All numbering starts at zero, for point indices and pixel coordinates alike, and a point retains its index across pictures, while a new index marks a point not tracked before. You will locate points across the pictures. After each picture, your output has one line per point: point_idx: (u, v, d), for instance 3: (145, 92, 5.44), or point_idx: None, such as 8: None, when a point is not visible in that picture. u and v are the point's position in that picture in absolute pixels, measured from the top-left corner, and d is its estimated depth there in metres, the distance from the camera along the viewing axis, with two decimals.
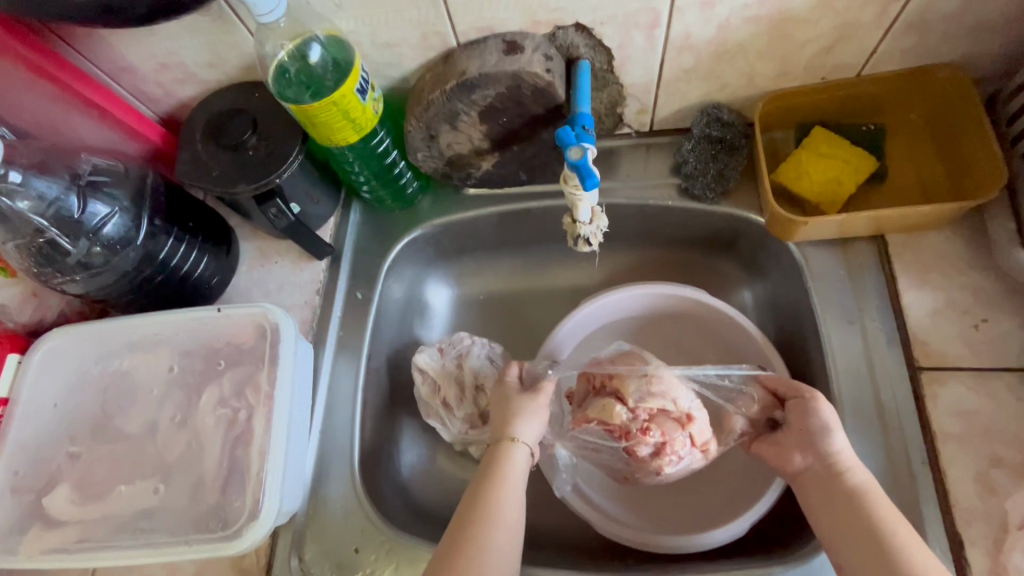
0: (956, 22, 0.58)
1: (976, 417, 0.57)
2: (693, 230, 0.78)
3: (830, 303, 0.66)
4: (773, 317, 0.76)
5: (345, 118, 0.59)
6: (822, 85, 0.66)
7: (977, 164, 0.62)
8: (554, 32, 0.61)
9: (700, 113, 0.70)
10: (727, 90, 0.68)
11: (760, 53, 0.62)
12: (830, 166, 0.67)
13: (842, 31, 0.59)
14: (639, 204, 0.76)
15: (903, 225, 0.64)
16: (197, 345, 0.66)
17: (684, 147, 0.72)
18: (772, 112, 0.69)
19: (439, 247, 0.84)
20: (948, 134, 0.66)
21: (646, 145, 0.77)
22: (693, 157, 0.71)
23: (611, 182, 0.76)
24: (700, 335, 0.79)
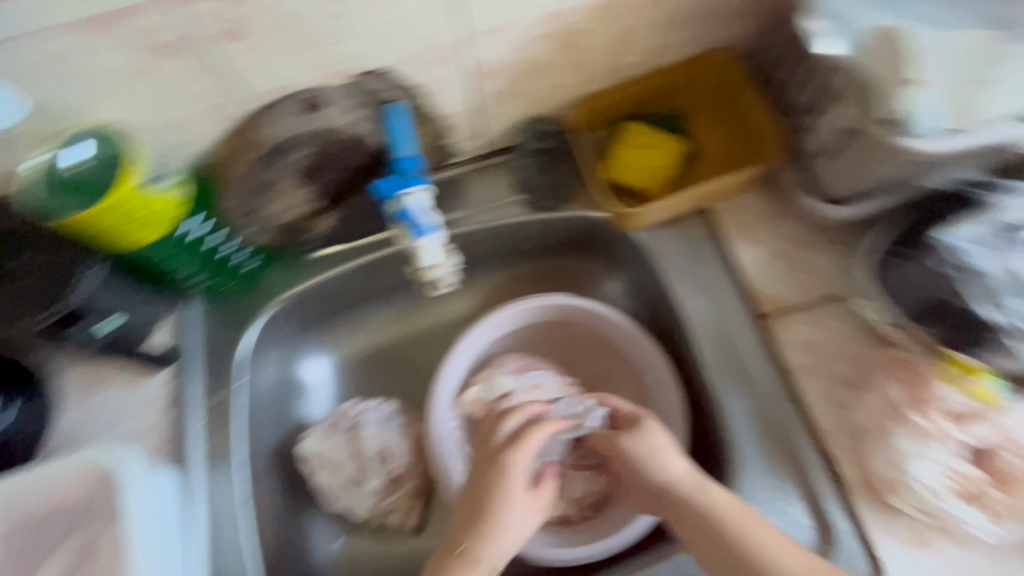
0: (713, 11, 0.64)
1: (820, 347, 0.64)
2: (550, 239, 0.80)
3: (681, 276, 0.71)
4: (640, 299, 0.80)
5: (132, 220, 0.52)
6: (616, 86, 0.71)
7: (762, 131, 0.68)
8: (354, 82, 0.59)
9: (524, 129, 0.73)
10: (540, 102, 0.70)
11: (558, 66, 0.65)
12: (645, 155, 0.72)
13: (624, 34, 0.63)
14: (490, 226, 0.76)
15: (718, 194, 0.70)
16: (22, 520, 0.56)
17: (520, 163, 0.75)
18: (586, 116, 0.73)
19: (298, 319, 0.77)
20: (735, 108, 0.72)
21: (485, 166, 0.77)
22: (529, 172, 0.74)
23: (461, 212, 0.75)
24: (580, 340, 0.82)
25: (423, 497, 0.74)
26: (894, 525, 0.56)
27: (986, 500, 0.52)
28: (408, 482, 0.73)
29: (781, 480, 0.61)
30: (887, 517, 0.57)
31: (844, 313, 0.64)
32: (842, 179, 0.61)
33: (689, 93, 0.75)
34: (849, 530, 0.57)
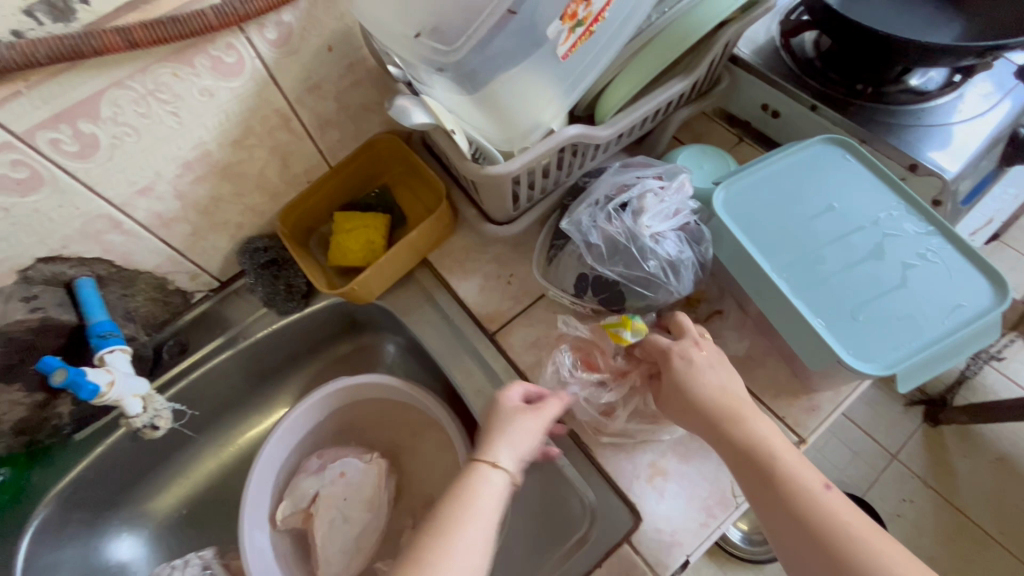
0: (351, 109, 0.75)
1: (540, 341, 0.73)
2: (318, 333, 0.88)
3: (423, 325, 0.81)
4: (414, 355, 0.87)
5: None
6: (309, 187, 0.80)
7: (437, 183, 0.80)
8: (25, 275, 0.63)
9: (240, 251, 0.79)
10: (246, 224, 0.78)
11: (235, 195, 0.73)
12: (356, 234, 0.80)
13: (279, 152, 0.73)
14: (249, 343, 0.82)
15: (427, 245, 0.79)
16: None
17: (249, 282, 0.80)
18: (296, 222, 0.81)
19: (97, 495, 0.78)
20: (418, 171, 0.84)
21: (227, 294, 0.83)
22: (260, 286, 0.80)
23: (223, 337, 0.82)
24: (378, 411, 0.87)
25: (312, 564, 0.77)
26: (634, 467, 0.64)
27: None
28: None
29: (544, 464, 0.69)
30: (628, 465, 0.64)
31: (551, 305, 0.75)
32: (495, 206, 0.73)
33: (380, 173, 0.85)
34: (604, 488, 0.64)
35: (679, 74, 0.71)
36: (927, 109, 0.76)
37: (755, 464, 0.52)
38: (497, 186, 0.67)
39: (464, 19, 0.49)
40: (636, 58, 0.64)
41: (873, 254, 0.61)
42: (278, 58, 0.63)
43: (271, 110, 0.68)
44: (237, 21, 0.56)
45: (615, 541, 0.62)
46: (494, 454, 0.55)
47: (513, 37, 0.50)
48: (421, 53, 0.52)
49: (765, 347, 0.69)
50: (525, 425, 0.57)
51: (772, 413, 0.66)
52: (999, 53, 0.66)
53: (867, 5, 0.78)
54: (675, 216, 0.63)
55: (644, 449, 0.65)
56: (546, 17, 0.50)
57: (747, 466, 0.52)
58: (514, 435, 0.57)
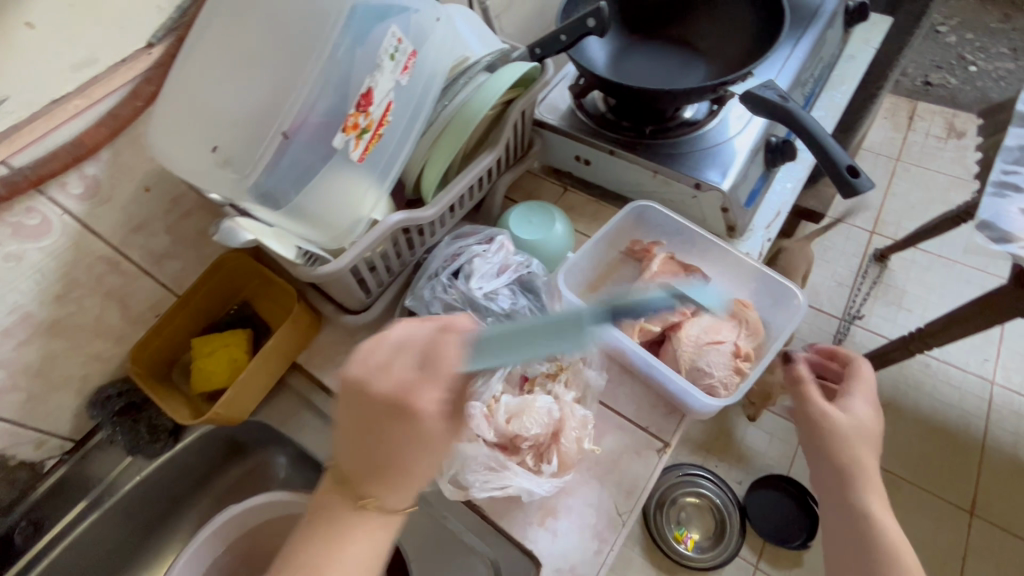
0: (188, 239, 0.77)
1: None
2: (201, 466, 0.84)
3: (304, 429, 0.80)
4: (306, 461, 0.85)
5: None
6: (156, 322, 0.78)
7: (289, 289, 0.81)
8: None
9: (88, 405, 0.75)
10: (92, 376, 0.75)
11: (72, 350, 0.71)
12: (217, 357, 0.79)
13: (114, 295, 0.72)
14: (116, 497, 0.77)
15: (291, 351, 0.80)
16: None
17: (105, 434, 0.77)
18: (150, 361, 0.78)
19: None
20: (270, 281, 0.84)
21: (83, 454, 0.77)
22: (118, 434, 0.77)
23: (88, 495, 0.77)
24: (277, 525, 0.83)
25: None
26: (523, 516, 0.66)
27: (543, 461, 0.66)
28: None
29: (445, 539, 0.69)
30: (520, 516, 0.66)
31: None
32: (350, 299, 0.77)
33: (236, 290, 0.85)
34: (501, 543, 0.66)
35: (485, 150, 0.80)
36: (701, 136, 0.90)
37: (869, 526, 0.66)
38: (341, 281, 0.71)
39: (252, 147, 0.56)
40: (436, 146, 0.72)
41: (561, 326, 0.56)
42: (89, 211, 0.64)
43: (94, 259, 0.68)
44: (29, 185, 0.58)
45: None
46: (374, 494, 0.49)
47: (300, 153, 0.58)
48: (223, 181, 0.58)
49: (616, 368, 0.77)
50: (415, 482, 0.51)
51: (636, 425, 0.72)
52: (727, 87, 0.82)
53: (629, 66, 0.93)
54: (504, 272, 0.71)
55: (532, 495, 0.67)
56: (328, 131, 0.58)
57: (849, 503, 0.68)
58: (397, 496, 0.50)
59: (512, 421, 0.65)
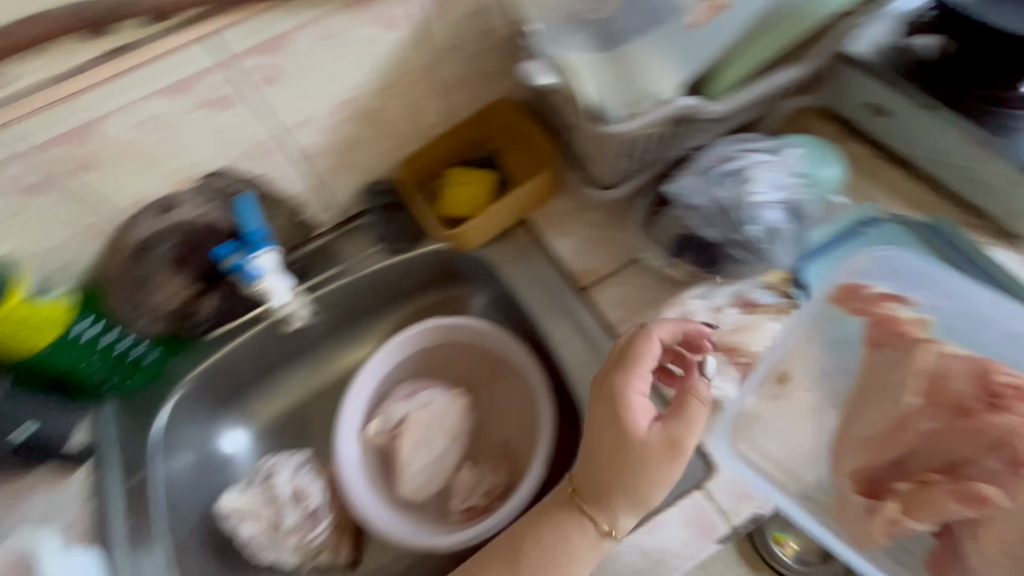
0: (461, 78, 0.75)
1: (627, 299, 0.70)
2: (415, 275, 0.85)
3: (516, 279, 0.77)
4: (499, 307, 0.84)
5: (26, 325, 0.58)
6: (422, 143, 0.80)
7: (541, 146, 0.78)
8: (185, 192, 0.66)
9: (357, 197, 0.81)
10: (348, 186, 0.79)
11: (324, 161, 0.73)
12: (465, 188, 0.80)
13: (384, 118, 0.73)
14: (352, 279, 0.81)
15: (526, 205, 0.77)
16: None
17: (361, 222, 0.82)
18: (402, 175, 0.81)
19: (209, 398, 0.79)
20: (523, 135, 0.81)
21: (348, 230, 0.84)
22: (371, 227, 0.82)
23: (337, 287, 0.81)
24: (477, 353, 0.83)
25: (348, 532, 0.74)
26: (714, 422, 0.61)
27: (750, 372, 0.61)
28: (330, 515, 0.73)
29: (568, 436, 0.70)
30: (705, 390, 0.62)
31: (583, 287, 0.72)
32: (569, 139, 0.73)
33: (492, 141, 0.83)
34: None
35: (787, 64, 0.64)
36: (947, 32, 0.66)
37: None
38: (598, 145, 0.67)
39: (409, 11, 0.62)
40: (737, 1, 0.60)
41: (764, 235, 0.61)
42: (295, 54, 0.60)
43: (360, 131, 0.72)
44: (242, 31, 0.56)
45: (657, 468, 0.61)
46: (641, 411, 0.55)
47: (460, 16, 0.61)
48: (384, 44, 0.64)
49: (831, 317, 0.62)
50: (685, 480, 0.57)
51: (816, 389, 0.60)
52: None
53: None
54: (784, 186, 0.63)
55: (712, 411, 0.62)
56: None
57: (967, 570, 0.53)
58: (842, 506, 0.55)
59: (737, 333, 0.62)
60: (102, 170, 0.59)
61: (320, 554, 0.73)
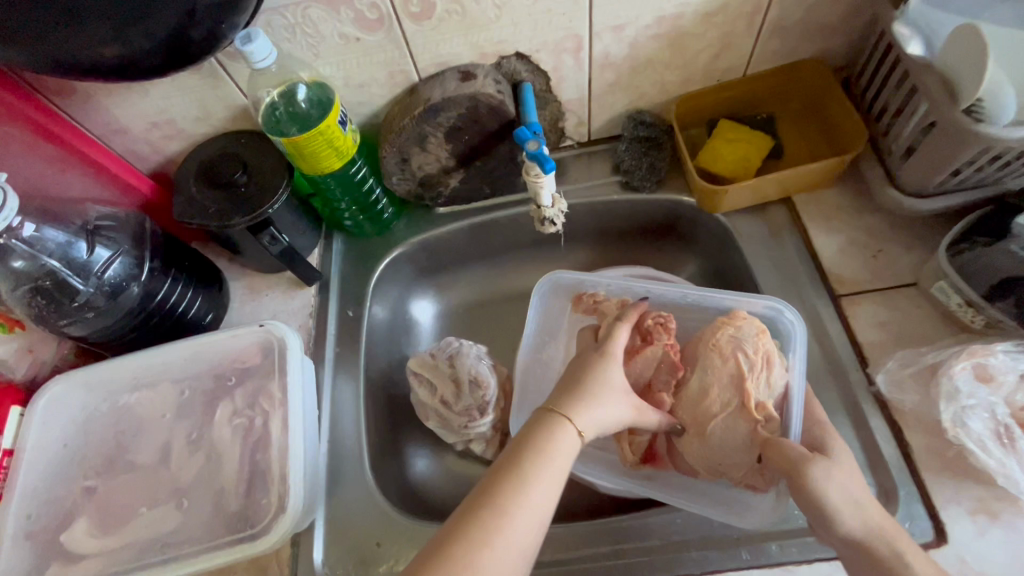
0: (812, 24, 0.66)
1: (890, 325, 0.62)
2: (643, 220, 0.81)
3: (762, 260, 0.70)
4: (720, 284, 0.79)
5: (330, 147, 0.62)
6: (718, 85, 0.73)
7: (847, 126, 0.69)
8: (499, 62, 0.66)
9: (626, 119, 0.76)
10: (614, 106, 0.75)
11: (633, 71, 0.70)
12: (738, 147, 0.73)
13: (725, 40, 0.67)
14: (588, 201, 0.79)
15: (803, 184, 0.70)
16: (202, 371, 0.63)
17: (619, 148, 0.77)
18: (683, 112, 0.75)
19: (419, 266, 0.83)
20: (823, 111, 0.73)
21: (590, 153, 0.81)
22: (627, 155, 0.76)
23: (567, 203, 0.80)
24: None
25: (504, 432, 0.77)
26: (960, 491, 0.53)
27: None
28: (493, 411, 0.74)
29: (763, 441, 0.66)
30: (957, 455, 0.54)
31: (845, 293, 0.65)
32: (902, 131, 0.62)
33: (776, 102, 0.76)
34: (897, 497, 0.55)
35: None
36: None
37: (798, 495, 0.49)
38: (952, 145, 0.55)
39: None
40: None
41: (676, 304, 0.67)
42: None
43: (658, 53, 0.68)
44: None
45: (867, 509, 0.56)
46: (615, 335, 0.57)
47: None
48: None
49: None
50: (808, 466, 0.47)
51: None
52: None
53: None
54: None
55: (975, 482, 0.53)
56: None
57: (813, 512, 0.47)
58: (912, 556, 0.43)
59: None
60: (432, 24, 0.60)
61: (471, 442, 0.75)
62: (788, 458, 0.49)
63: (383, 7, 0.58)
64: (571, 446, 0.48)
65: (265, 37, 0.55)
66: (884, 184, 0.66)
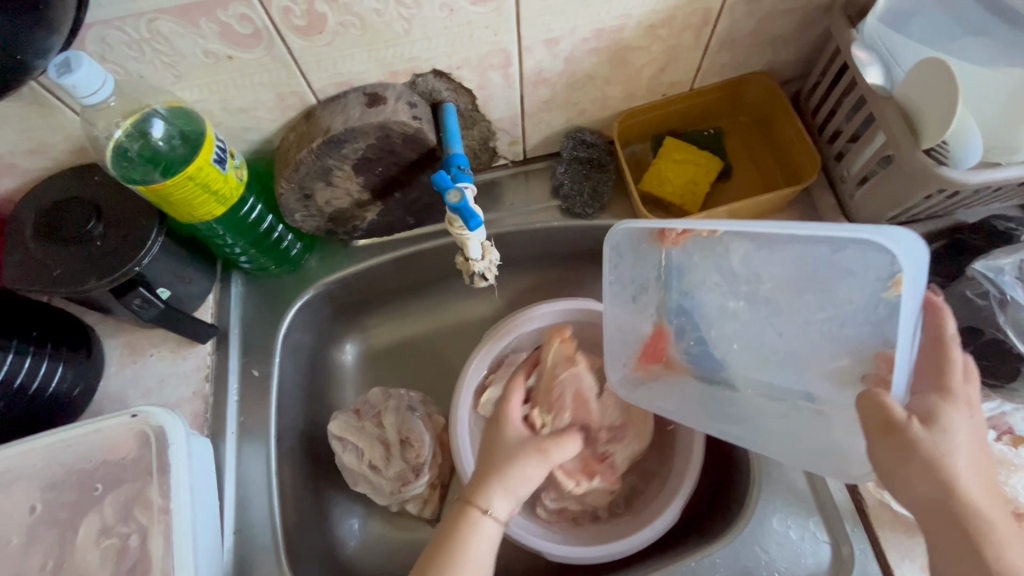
0: (761, 37, 0.60)
1: None
2: (587, 246, 0.73)
3: None
4: None
5: (206, 192, 0.50)
6: (661, 101, 0.66)
7: (797, 148, 0.64)
8: (414, 81, 0.56)
9: (565, 137, 0.68)
10: (551, 123, 0.66)
11: (569, 87, 0.61)
12: (686, 169, 0.66)
13: (671, 53, 0.60)
14: (528, 229, 0.70)
15: (755, 212, 0.64)
16: (65, 472, 0.51)
17: (558, 170, 0.68)
18: (627, 129, 0.68)
19: (338, 306, 0.73)
20: (772, 129, 0.68)
21: (525, 172, 0.72)
22: (567, 179, 0.68)
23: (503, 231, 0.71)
24: None
25: (442, 487, 0.70)
26: (914, 547, 0.52)
27: None
28: (430, 471, 0.67)
29: (718, 491, 0.62)
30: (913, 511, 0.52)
31: None
32: (855, 159, 0.57)
33: (724, 116, 0.70)
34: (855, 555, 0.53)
35: None
36: None
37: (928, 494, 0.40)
38: (907, 182, 0.51)
39: None
40: None
41: (753, 248, 0.49)
42: None
43: (598, 68, 0.59)
44: None
45: (823, 568, 0.53)
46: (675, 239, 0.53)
47: None
48: None
49: None
50: (938, 417, 0.40)
51: None
52: None
53: None
54: None
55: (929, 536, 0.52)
56: None
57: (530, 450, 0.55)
58: (1002, 530, 0.38)
59: None
60: (325, 39, 0.49)
61: (406, 504, 0.67)
62: (886, 418, 0.40)
63: (257, 19, 0.46)
64: (485, 535, 0.48)
65: (96, 63, 0.43)
66: (835, 215, 0.62)
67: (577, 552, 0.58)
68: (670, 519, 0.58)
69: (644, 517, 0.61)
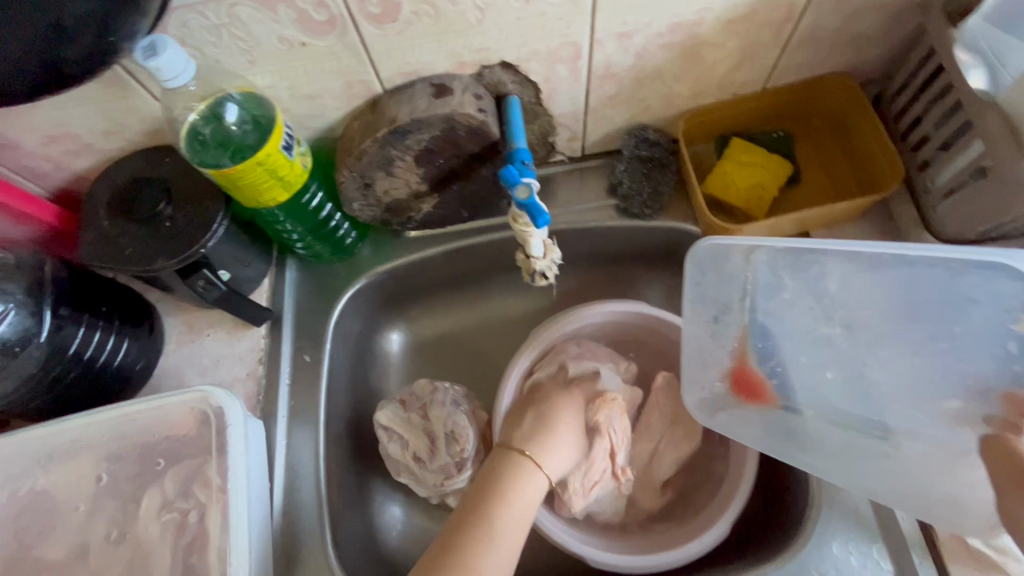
0: (847, 35, 0.57)
1: None
2: (642, 248, 0.71)
3: None
4: None
5: (273, 178, 0.50)
6: (731, 100, 0.63)
7: (875, 154, 0.61)
8: (481, 72, 0.55)
9: (626, 135, 0.66)
10: (613, 119, 0.64)
11: (636, 83, 0.59)
12: (753, 172, 0.64)
13: (748, 50, 0.57)
14: (582, 228, 0.69)
15: (825, 220, 0.61)
16: (128, 445, 0.52)
17: (617, 168, 0.66)
18: (691, 129, 0.66)
19: (387, 296, 0.73)
20: (846, 133, 0.64)
21: (581, 169, 0.70)
22: (627, 177, 0.66)
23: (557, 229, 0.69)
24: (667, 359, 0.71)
25: None
26: None
27: None
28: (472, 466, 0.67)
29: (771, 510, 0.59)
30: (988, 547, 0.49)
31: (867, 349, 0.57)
32: (944, 168, 0.54)
33: (795, 118, 0.67)
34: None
35: None
36: None
37: None
38: (1003, 196, 0.47)
39: None
40: None
41: (855, 268, 0.47)
42: None
43: (669, 64, 0.57)
44: None
45: None
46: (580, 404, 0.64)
47: None
48: None
49: None
50: None
51: None
52: None
53: None
54: None
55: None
56: None
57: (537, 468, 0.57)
58: None
59: None
60: (397, 28, 0.48)
61: (446, 497, 0.67)
62: None
63: (334, 7, 0.45)
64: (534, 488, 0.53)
65: (179, 47, 0.44)
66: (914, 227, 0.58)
67: (621, 560, 0.57)
68: (717, 536, 0.56)
69: (692, 529, 0.59)
